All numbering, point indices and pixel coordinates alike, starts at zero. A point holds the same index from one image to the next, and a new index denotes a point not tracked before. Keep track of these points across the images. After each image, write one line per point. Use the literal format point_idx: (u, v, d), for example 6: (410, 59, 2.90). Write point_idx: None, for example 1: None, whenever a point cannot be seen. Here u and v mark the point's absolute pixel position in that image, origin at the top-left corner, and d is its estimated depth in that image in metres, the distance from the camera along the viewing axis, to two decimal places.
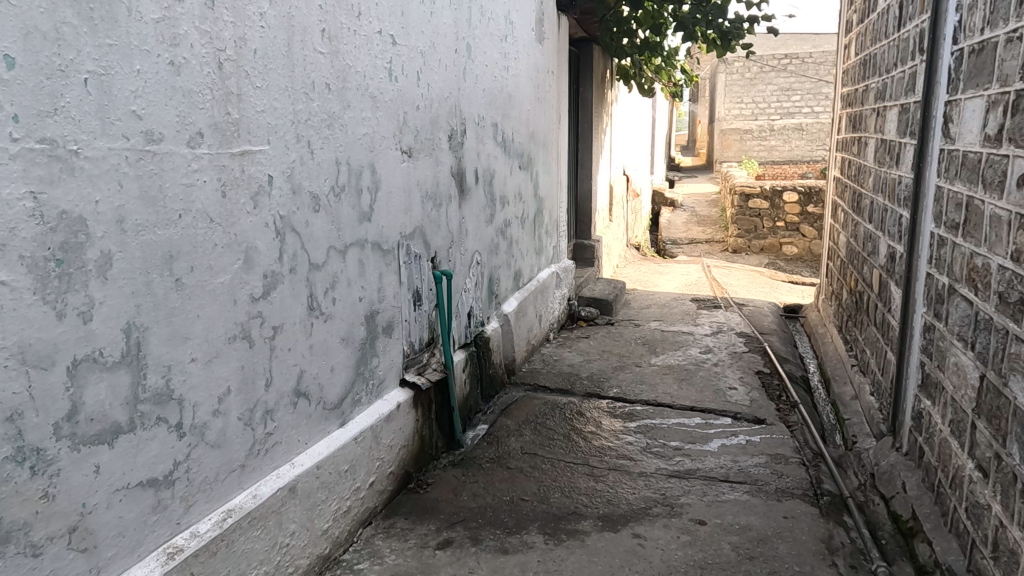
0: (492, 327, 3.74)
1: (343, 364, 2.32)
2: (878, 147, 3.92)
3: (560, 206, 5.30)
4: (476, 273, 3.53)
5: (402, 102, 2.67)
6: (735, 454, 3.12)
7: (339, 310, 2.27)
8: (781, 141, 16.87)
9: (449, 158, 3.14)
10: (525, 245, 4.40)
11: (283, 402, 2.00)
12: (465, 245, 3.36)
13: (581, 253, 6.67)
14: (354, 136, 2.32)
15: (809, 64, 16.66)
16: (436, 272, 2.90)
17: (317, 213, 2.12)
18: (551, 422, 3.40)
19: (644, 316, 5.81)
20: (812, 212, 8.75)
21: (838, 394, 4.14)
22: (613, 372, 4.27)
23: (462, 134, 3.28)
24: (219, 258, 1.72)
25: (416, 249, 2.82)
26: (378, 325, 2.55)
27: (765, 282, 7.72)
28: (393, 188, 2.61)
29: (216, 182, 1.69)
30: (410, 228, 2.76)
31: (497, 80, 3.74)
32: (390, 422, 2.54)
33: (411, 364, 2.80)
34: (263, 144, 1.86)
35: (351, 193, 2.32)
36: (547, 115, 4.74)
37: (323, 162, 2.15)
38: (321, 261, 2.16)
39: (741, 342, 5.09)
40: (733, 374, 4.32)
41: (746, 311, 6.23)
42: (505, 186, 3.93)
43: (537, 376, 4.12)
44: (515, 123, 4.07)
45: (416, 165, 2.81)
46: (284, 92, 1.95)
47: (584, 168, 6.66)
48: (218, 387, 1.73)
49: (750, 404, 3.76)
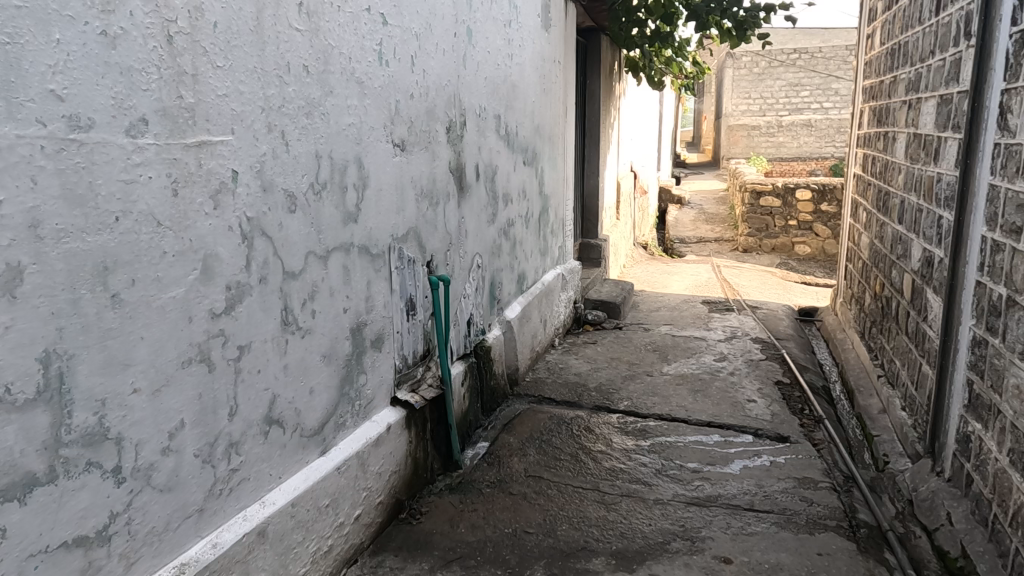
0: (493, 334, 3.47)
1: (325, 384, 2.05)
2: (911, 142, 3.64)
3: (566, 204, 5.02)
4: (476, 277, 3.26)
5: (394, 89, 2.39)
6: (759, 477, 2.85)
7: (320, 323, 2.01)
8: (789, 138, 16.55)
9: (447, 153, 2.87)
10: (529, 246, 4.12)
11: (252, 432, 1.74)
12: (464, 247, 3.09)
13: (588, 253, 6.39)
14: (338, 126, 2.05)
15: (818, 59, 16.31)
16: (430, 277, 2.62)
17: (293, 214, 1.85)
18: (557, 439, 3.13)
19: (653, 320, 5.54)
20: (826, 210, 8.45)
21: (864, 407, 3.87)
22: (623, 382, 4.01)
23: (461, 126, 3.01)
24: (170, 269, 1.45)
25: (409, 253, 2.55)
26: (366, 339, 2.28)
27: (777, 283, 7.43)
28: (384, 186, 2.34)
29: (164, 179, 1.42)
30: (404, 229, 2.50)
31: (500, 68, 3.46)
32: (378, 447, 2.28)
33: (404, 380, 2.53)
34: (226, 134, 1.59)
35: (334, 191, 2.05)
36: (553, 107, 4.46)
37: (300, 156, 1.87)
38: (297, 269, 1.89)
39: (757, 349, 4.81)
40: (752, 385, 4.04)
41: (760, 314, 5.95)
42: (508, 184, 3.66)
43: (542, 386, 3.86)
44: (519, 114, 3.80)
45: (409, 160, 2.53)
46: (253, 74, 1.68)
47: (591, 165, 6.39)
48: (169, 421, 1.47)
49: (771, 420, 3.49)
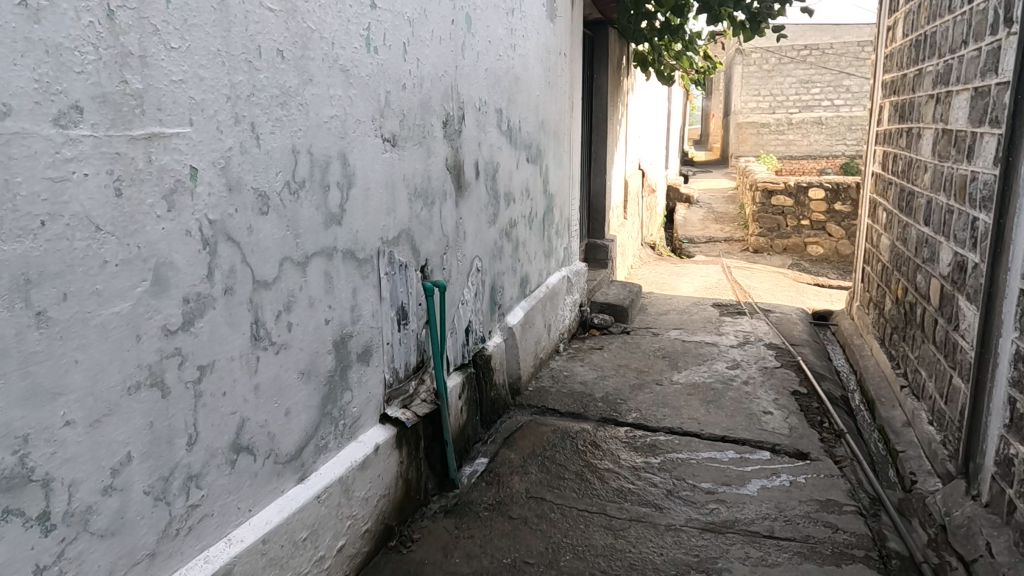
0: (494, 342, 3.27)
1: (303, 404, 1.86)
2: (939, 139, 3.41)
3: (572, 203, 4.81)
4: (475, 281, 3.06)
5: (384, 79, 2.19)
6: (778, 499, 2.64)
7: (297, 337, 1.81)
8: (799, 136, 16.26)
9: (443, 149, 2.67)
10: (532, 248, 3.92)
11: (216, 463, 1.55)
12: (462, 249, 2.89)
13: (594, 253, 6.18)
14: (318, 118, 1.85)
15: (829, 55, 16.03)
16: (425, 283, 2.43)
17: (265, 216, 1.66)
18: (561, 456, 2.93)
19: (662, 324, 5.33)
20: (840, 210, 8.19)
21: (886, 419, 3.65)
22: (631, 391, 3.80)
23: (459, 120, 2.81)
24: (112, 281, 1.26)
25: (401, 257, 2.35)
26: (352, 352, 2.09)
27: (790, 285, 7.21)
28: (372, 185, 2.15)
29: (104, 176, 1.23)
30: (394, 232, 2.30)
31: (502, 59, 3.25)
32: (365, 471, 2.09)
33: (395, 396, 2.34)
34: (183, 125, 1.40)
35: (315, 190, 1.85)
36: (558, 101, 4.26)
37: (272, 151, 1.68)
38: (270, 278, 1.69)
39: (772, 356, 4.60)
40: (767, 395, 3.83)
41: (773, 318, 5.72)
42: (510, 183, 3.46)
43: (545, 396, 3.65)
44: (523, 108, 3.59)
45: (401, 156, 2.33)
46: (217, 57, 1.48)
47: (598, 162, 6.18)
48: (111, 455, 1.28)
49: (789, 434, 3.28)
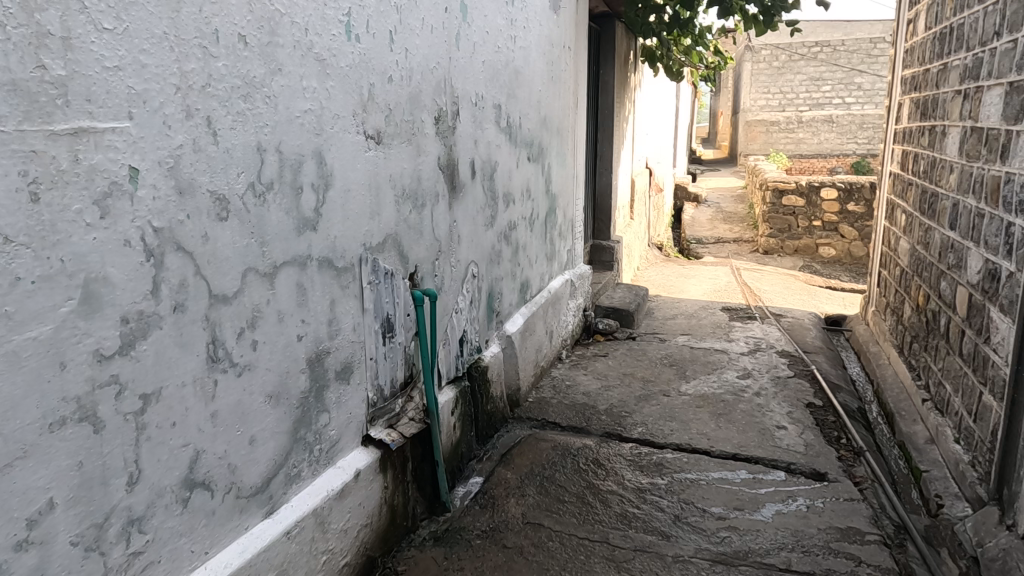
0: (491, 352, 3.08)
1: (272, 431, 1.67)
2: (968, 138, 3.20)
3: (576, 204, 4.62)
4: (471, 288, 2.87)
5: (367, 70, 2.00)
6: (794, 527, 2.44)
7: (264, 356, 1.63)
8: (809, 134, 15.98)
9: (436, 147, 2.48)
10: (533, 251, 3.72)
11: (164, 503, 1.37)
12: (456, 254, 2.70)
13: (599, 255, 5.99)
14: (289, 112, 1.67)
15: (840, 52, 15.77)
16: (414, 292, 2.24)
17: (223, 223, 1.47)
18: (561, 476, 2.74)
19: (669, 329, 5.13)
20: (853, 210, 7.97)
21: (907, 435, 3.45)
22: (636, 403, 3.61)
23: (453, 117, 2.62)
24: (27, 300, 1.08)
25: (386, 264, 2.16)
26: (330, 370, 1.90)
27: (801, 288, 6.99)
28: (354, 186, 1.96)
29: (15, 178, 1.05)
30: (379, 238, 2.11)
31: (501, 51, 3.06)
32: (343, 501, 1.90)
33: (379, 416, 2.15)
34: (119, 119, 1.21)
35: (285, 193, 1.67)
36: (562, 97, 4.06)
37: (233, 148, 1.49)
38: (231, 292, 1.50)
39: (784, 364, 4.39)
40: (781, 408, 3.63)
41: (785, 323, 5.51)
42: (510, 183, 3.27)
43: (546, 408, 3.46)
44: (523, 104, 3.40)
45: (387, 155, 2.15)
46: (165, 41, 1.30)
47: (604, 160, 5.98)
48: (28, 504, 1.10)
49: (805, 452, 3.08)
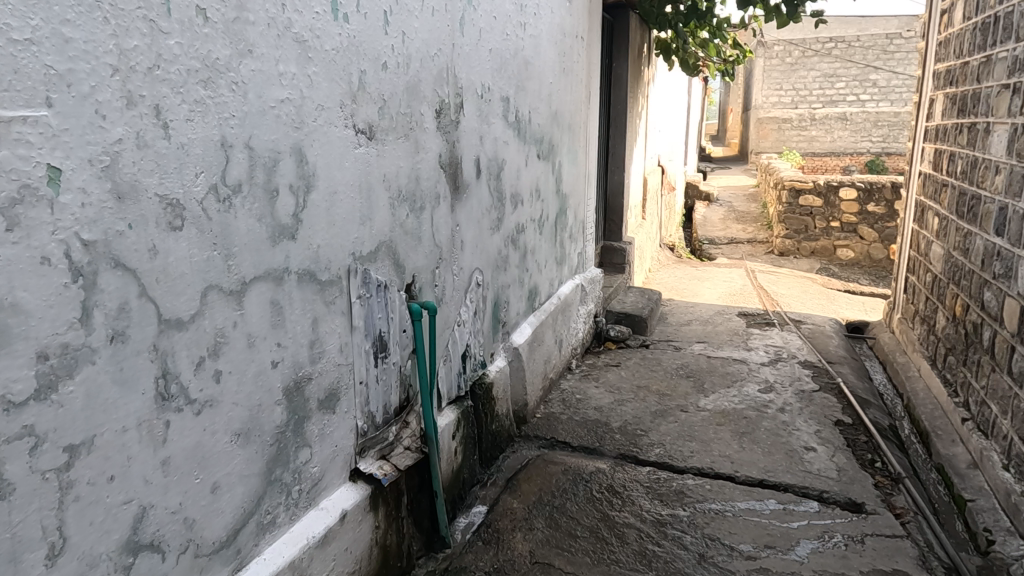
0: (496, 367, 2.83)
1: (239, 475, 1.43)
2: (1019, 136, 2.93)
3: (587, 204, 4.37)
4: (475, 298, 2.62)
5: (358, 55, 1.75)
6: (834, 570, 2.20)
7: (230, 389, 1.39)
8: (823, 132, 15.64)
9: (436, 143, 2.23)
10: (542, 256, 3.47)
11: (98, 574, 1.13)
12: (459, 261, 2.45)
13: (611, 257, 5.73)
14: (261, 102, 1.42)
15: (855, 48, 15.40)
16: (412, 305, 2.00)
17: (177, 233, 1.23)
18: (573, 506, 2.50)
19: (684, 336, 4.87)
20: (873, 211, 7.69)
21: (946, 457, 3.19)
22: (653, 419, 3.36)
23: (457, 110, 2.37)
24: None
25: (379, 275, 1.92)
26: (312, 399, 1.66)
27: (820, 292, 6.73)
28: (341, 188, 1.71)
29: None
30: (371, 245, 1.87)
31: (509, 39, 2.81)
32: (327, 548, 1.67)
33: (370, 446, 1.92)
34: (33, 106, 0.97)
35: (256, 197, 1.42)
36: (574, 90, 3.80)
37: (190, 144, 1.24)
38: (187, 315, 1.26)
39: (808, 376, 4.14)
40: (807, 427, 3.37)
41: (805, 330, 5.24)
42: (518, 183, 3.01)
43: (555, 425, 3.21)
44: (533, 96, 3.14)
45: (381, 152, 1.90)
46: (98, 11, 1.05)
47: (616, 158, 5.73)
48: None
49: (838, 478, 2.82)
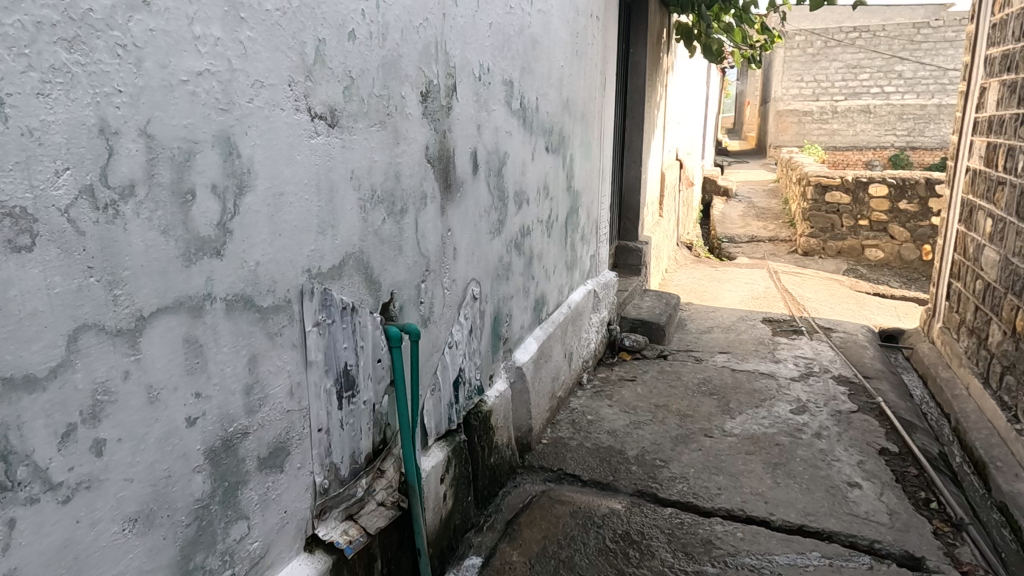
0: (496, 392, 2.46)
1: (137, 573, 1.08)
2: None
3: (601, 202, 3.98)
4: (471, 313, 2.25)
5: (313, 19, 1.38)
6: None
7: (121, 462, 1.03)
8: (845, 125, 15.10)
9: (422, 132, 1.86)
10: (551, 261, 3.10)
11: None
12: (451, 273, 2.08)
13: (626, 258, 5.34)
14: (165, 74, 1.05)
15: (880, 38, 14.78)
16: (390, 330, 1.64)
17: (23, 255, 0.87)
18: (582, 561, 2.14)
19: (706, 346, 4.48)
20: (905, 209, 7.23)
21: (1010, 494, 2.79)
22: (674, 446, 2.99)
23: (448, 93, 2.00)
24: None
25: (346, 296, 1.55)
26: (249, 458, 1.30)
27: (849, 296, 6.30)
28: (290, 187, 1.34)
29: None
30: (334, 259, 1.50)
31: (513, 12, 2.43)
32: None
33: (334, 505, 1.56)
34: None
35: (159, 202, 1.06)
36: (588, 74, 3.41)
37: (44, 128, 0.88)
38: (43, 369, 0.90)
39: (844, 394, 3.74)
40: (849, 457, 2.98)
41: (837, 339, 4.84)
42: (522, 180, 2.63)
43: (564, 453, 2.85)
44: (542, 80, 2.76)
45: (347, 142, 1.53)
46: None
47: (632, 151, 5.34)
48: None
49: (890, 523, 2.44)
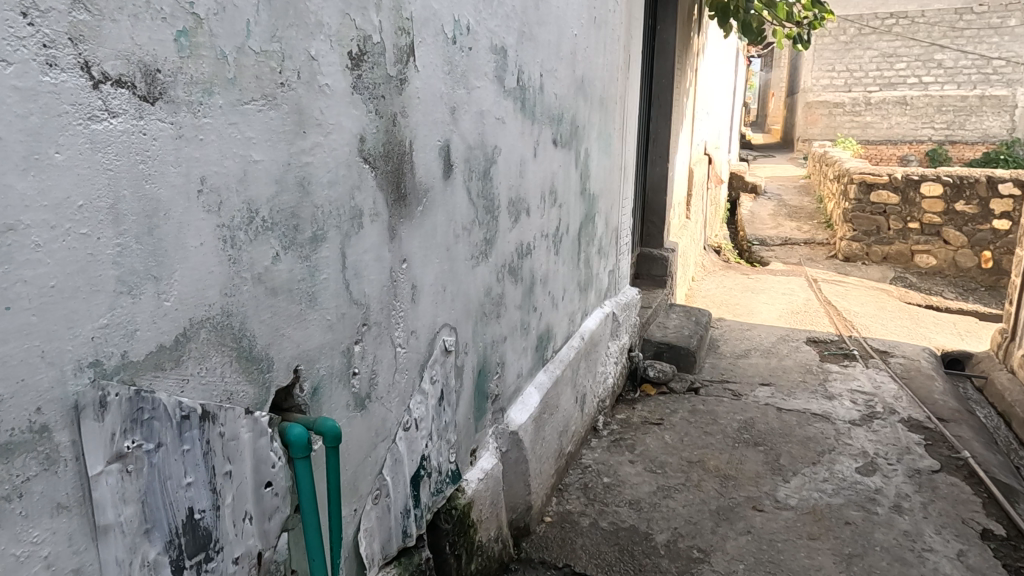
0: (479, 473, 1.82)
1: None
2: None
3: (622, 206, 3.30)
4: (441, 372, 1.60)
5: None
6: None
7: None
8: (878, 118, 14.21)
9: (352, 115, 1.20)
10: (559, 284, 2.44)
11: None
12: (407, 322, 1.43)
13: (649, 267, 4.66)
14: None
15: (919, 25, 13.79)
16: (296, 433, 1.01)
17: None
18: None
19: (744, 376, 3.79)
20: (962, 211, 6.46)
21: None
22: (714, 526, 2.31)
23: (401, 56, 1.33)
24: None
25: (192, 396, 0.91)
26: None
27: (900, 310, 5.57)
28: (33, 217, 0.70)
29: None
30: (156, 339, 0.85)
31: None
32: None
33: None
34: None
35: None
36: (609, 48, 2.73)
37: None
38: None
39: (920, 446, 3.04)
40: (944, 544, 2.29)
41: (896, 366, 4.13)
42: (520, 184, 1.97)
43: (572, 537, 2.21)
44: (547, 50, 2.08)
45: (188, 130, 0.87)
46: None
47: (657, 146, 4.64)
48: None
49: None
